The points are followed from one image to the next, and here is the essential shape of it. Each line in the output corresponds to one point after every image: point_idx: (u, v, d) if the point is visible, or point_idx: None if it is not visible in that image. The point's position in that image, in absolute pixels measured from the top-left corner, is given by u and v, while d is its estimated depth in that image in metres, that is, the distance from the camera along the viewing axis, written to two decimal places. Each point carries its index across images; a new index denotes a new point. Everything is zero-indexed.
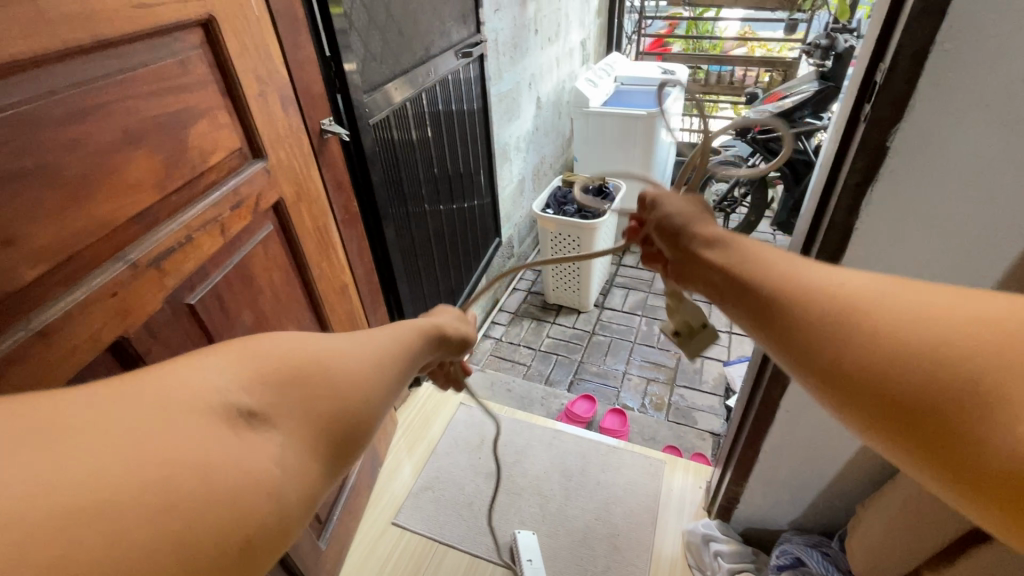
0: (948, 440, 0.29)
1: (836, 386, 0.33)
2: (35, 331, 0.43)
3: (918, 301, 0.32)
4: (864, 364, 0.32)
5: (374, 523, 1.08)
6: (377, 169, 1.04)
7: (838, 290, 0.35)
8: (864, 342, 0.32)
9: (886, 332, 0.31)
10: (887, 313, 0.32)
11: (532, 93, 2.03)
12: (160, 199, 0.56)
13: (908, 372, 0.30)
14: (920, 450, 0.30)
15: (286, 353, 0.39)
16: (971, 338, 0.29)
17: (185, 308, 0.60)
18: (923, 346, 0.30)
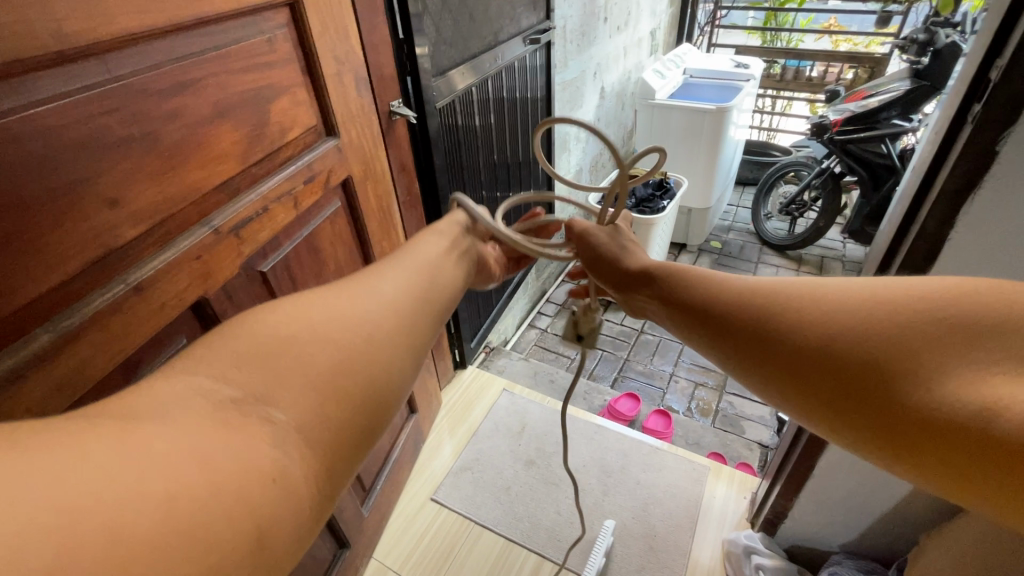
0: (883, 411, 0.36)
1: (779, 376, 0.41)
2: (131, 286, 0.47)
3: (836, 301, 0.40)
4: (805, 357, 0.40)
5: (413, 497, 1.12)
6: (440, 153, 1.05)
7: (763, 293, 0.44)
8: (801, 337, 0.40)
9: (811, 325, 0.40)
10: (812, 310, 0.41)
11: (597, 83, 1.99)
12: (243, 170, 0.59)
13: (844, 359, 0.38)
14: (859, 424, 0.38)
15: (290, 346, 0.37)
16: (879, 324, 0.38)
17: (258, 274, 0.63)
18: (848, 336, 0.38)
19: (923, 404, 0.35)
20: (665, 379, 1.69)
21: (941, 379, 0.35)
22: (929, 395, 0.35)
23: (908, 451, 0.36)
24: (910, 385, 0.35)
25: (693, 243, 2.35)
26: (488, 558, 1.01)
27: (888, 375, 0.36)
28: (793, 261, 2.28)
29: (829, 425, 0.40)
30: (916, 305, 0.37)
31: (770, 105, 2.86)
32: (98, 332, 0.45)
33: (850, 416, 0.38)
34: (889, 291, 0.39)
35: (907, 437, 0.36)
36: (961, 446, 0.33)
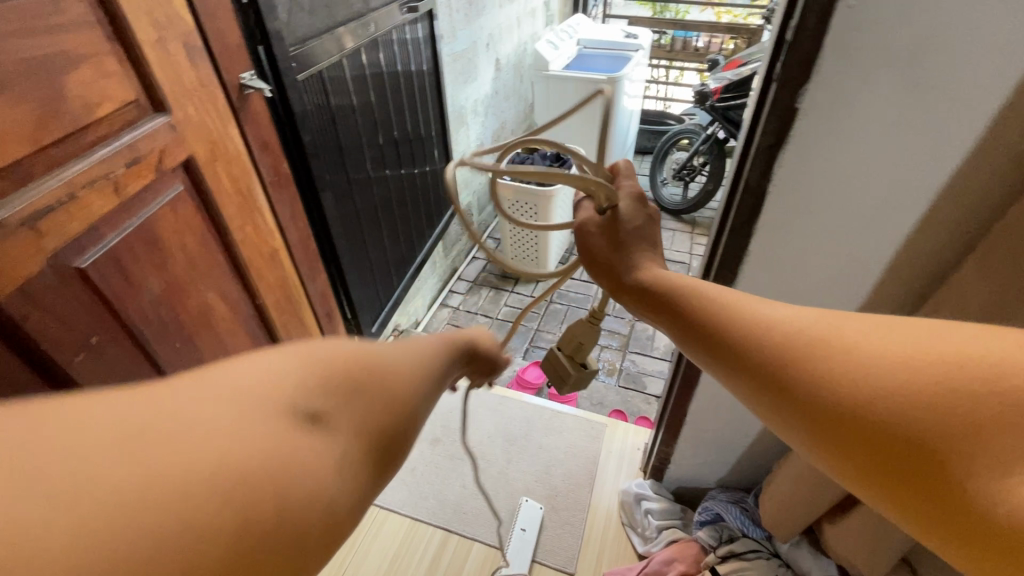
0: (906, 480, 0.31)
1: (800, 421, 0.37)
2: None
3: (872, 343, 0.34)
4: (821, 406, 0.35)
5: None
6: (310, 129, 0.99)
7: (792, 329, 0.38)
8: (821, 381, 0.35)
9: (836, 374, 0.34)
10: (841, 354, 0.35)
11: (490, 55, 1.96)
12: (34, 153, 0.51)
13: (862, 414, 0.33)
14: (881, 488, 0.33)
15: (359, 352, 0.34)
16: (910, 381, 0.31)
17: (74, 271, 0.56)
18: (874, 387, 0.33)
19: (951, 481, 0.29)
20: None
21: (982, 464, 0.28)
22: (962, 476, 0.29)
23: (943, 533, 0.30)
24: (942, 462, 0.29)
25: None
26: (394, 541, 1.00)
27: (913, 442, 0.30)
28: (688, 225, 2.43)
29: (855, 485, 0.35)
30: (977, 367, 0.30)
31: (663, 75, 2.97)
32: None
33: (875, 479, 0.33)
34: (949, 345, 0.32)
35: (932, 513, 0.30)
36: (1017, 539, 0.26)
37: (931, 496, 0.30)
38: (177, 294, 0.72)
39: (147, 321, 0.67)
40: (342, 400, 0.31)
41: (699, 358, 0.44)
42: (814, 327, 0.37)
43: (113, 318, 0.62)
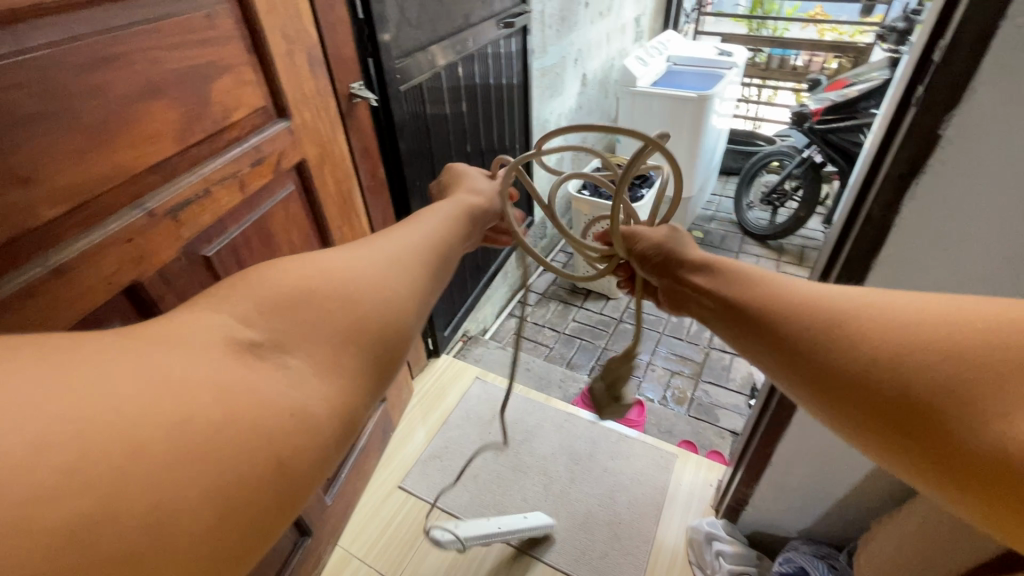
0: (914, 434, 0.32)
1: (825, 395, 0.37)
2: (51, 269, 0.46)
3: (875, 302, 0.37)
4: (838, 369, 0.36)
5: (381, 484, 1.12)
6: (406, 138, 1.03)
7: (804, 299, 0.40)
8: (832, 346, 0.36)
9: (856, 337, 0.35)
10: (852, 318, 0.37)
11: (578, 70, 1.96)
12: (181, 151, 0.57)
13: (878, 376, 0.34)
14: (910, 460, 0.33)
15: (299, 278, 0.36)
16: (913, 342, 0.33)
17: (201, 258, 0.62)
18: (885, 342, 0.34)
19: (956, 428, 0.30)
20: (642, 368, 1.69)
21: (973, 410, 0.30)
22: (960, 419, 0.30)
23: (948, 484, 0.31)
24: (944, 408, 0.31)
25: None
26: (452, 547, 1.01)
27: (920, 397, 0.32)
28: (774, 251, 2.29)
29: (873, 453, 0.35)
30: (961, 327, 0.32)
31: (755, 94, 2.85)
32: (15, 317, 0.43)
33: (887, 438, 0.33)
34: (936, 308, 0.35)
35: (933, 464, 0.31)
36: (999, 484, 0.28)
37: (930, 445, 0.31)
38: None
39: None
40: (284, 316, 0.35)
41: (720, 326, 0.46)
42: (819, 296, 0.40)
43: None
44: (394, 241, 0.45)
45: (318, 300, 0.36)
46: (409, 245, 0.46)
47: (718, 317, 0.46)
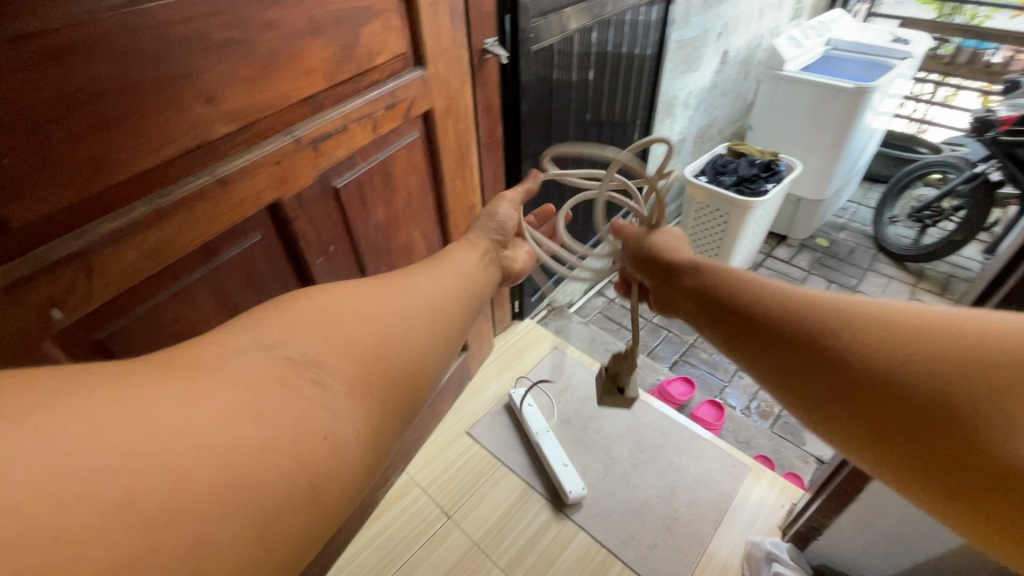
0: (934, 441, 0.33)
1: (839, 403, 0.38)
2: (217, 178, 0.53)
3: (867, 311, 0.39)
4: (849, 379, 0.37)
5: (451, 428, 1.19)
6: (528, 100, 1.04)
7: (823, 305, 0.41)
8: (854, 360, 0.37)
9: (874, 345, 0.37)
10: (870, 333, 0.38)
11: (721, 46, 1.82)
12: (328, 88, 0.62)
13: (890, 386, 0.35)
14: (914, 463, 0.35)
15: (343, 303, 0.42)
16: (936, 356, 0.34)
17: (331, 189, 0.68)
18: (904, 354, 0.36)
19: (968, 440, 0.32)
20: (729, 372, 1.60)
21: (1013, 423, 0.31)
22: (967, 431, 0.32)
23: (942, 487, 0.34)
24: (978, 423, 0.32)
25: (794, 237, 2.16)
26: (506, 498, 1.06)
27: (945, 409, 0.33)
28: (912, 275, 2.02)
29: (873, 459, 0.38)
30: (979, 341, 0.34)
31: (928, 92, 2.46)
32: (185, 214, 0.51)
33: (885, 438, 0.36)
34: (959, 323, 0.36)
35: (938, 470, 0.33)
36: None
37: (950, 452, 0.33)
38: (393, 226, 0.84)
39: (367, 242, 0.79)
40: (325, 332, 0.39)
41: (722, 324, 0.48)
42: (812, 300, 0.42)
43: (347, 234, 0.74)
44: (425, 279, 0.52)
45: (349, 333, 0.40)
46: (429, 287, 0.50)
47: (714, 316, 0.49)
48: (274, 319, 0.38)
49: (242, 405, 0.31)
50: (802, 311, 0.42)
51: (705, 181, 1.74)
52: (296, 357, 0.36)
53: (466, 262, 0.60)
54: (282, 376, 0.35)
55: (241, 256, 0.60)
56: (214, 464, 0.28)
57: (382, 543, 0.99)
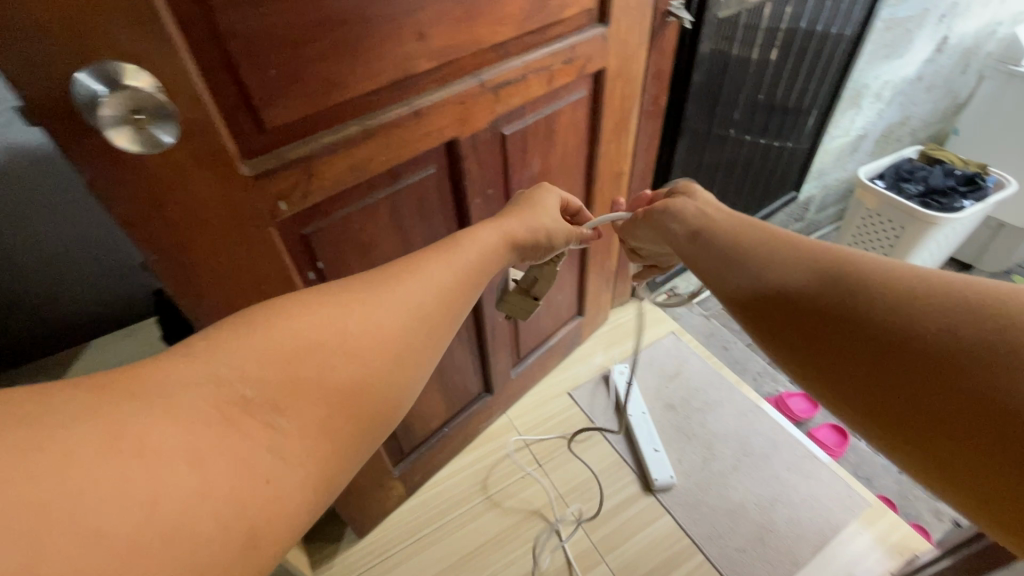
0: (958, 418, 0.33)
1: (864, 370, 0.38)
2: (413, 110, 0.59)
3: (896, 283, 0.39)
4: (868, 333, 0.38)
5: (554, 385, 1.24)
6: (700, 70, 0.98)
7: (858, 268, 0.41)
8: (887, 327, 0.37)
9: (908, 314, 0.37)
10: (905, 300, 0.38)
11: (942, 30, 1.54)
12: (516, 37, 0.65)
13: (907, 345, 0.36)
14: (929, 439, 0.34)
15: (309, 330, 0.39)
16: (975, 331, 0.34)
17: (499, 135, 0.72)
18: (917, 321, 0.36)
19: (993, 419, 0.31)
20: None
21: None
22: (948, 400, 0.34)
23: (955, 467, 0.33)
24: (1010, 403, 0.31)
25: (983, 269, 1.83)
26: (595, 463, 1.09)
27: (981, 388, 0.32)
28: None
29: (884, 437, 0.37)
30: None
31: None
32: (384, 139, 0.58)
33: (905, 415, 0.36)
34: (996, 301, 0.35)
35: (914, 433, 0.35)
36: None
37: (976, 431, 0.32)
38: None
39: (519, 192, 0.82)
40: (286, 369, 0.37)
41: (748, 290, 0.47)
42: (837, 270, 0.42)
43: (503, 181, 0.78)
44: (439, 265, 0.51)
45: (323, 355, 0.39)
46: (425, 279, 0.49)
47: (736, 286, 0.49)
48: (229, 342, 0.37)
49: (186, 447, 0.30)
50: (836, 275, 0.42)
51: (882, 186, 1.53)
52: (256, 393, 0.35)
53: (557, 208, 0.71)
54: (239, 413, 0.33)
55: (417, 185, 0.67)
56: (194, 485, 0.29)
57: (477, 473, 1.08)
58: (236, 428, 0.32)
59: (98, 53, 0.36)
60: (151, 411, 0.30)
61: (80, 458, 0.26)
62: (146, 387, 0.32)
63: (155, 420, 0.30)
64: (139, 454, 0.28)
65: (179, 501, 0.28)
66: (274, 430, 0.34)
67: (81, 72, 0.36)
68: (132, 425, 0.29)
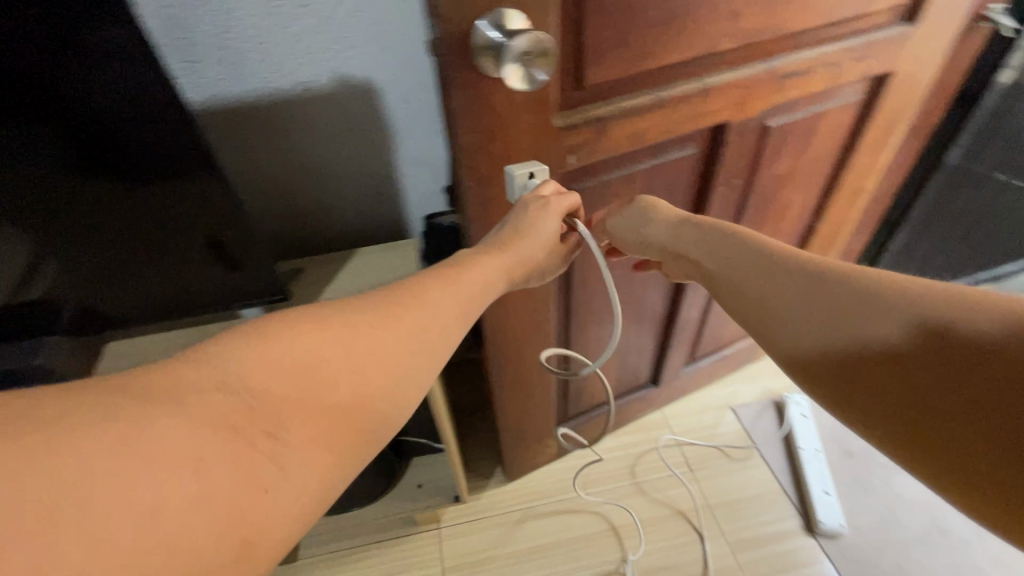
0: (957, 415, 0.32)
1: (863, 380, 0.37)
2: (702, 87, 0.60)
3: (868, 288, 0.38)
4: (860, 347, 0.37)
5: (716, 395, 1.20)
6: (998, 89, 0.85)
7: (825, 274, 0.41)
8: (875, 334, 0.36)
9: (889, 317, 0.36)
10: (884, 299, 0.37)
11: None
12: (817, 28, 0.63)
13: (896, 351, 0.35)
14: (928, 438, 0.34)
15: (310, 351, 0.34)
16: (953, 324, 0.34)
17: (762, 127, 0.70)
18: (918, 315, 0.35)
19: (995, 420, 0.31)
20: None
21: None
22: (948, 406, 0.33)
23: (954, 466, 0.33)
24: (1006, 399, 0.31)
25: None
26: (752, 485, 1.04)
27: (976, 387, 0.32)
28: None
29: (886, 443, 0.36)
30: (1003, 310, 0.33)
31: None
32: (667, 111, 0.60)
33: (912, 420, 0.35)
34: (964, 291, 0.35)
35: (909, 440, 0.35)
36: None
37: (977, 427, 0.32)
38: (784, 185, 0.82)
39: (757, 190, 0.79)
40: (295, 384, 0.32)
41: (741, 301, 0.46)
42: (820, 283, 0.41)
43: (748, 175, 0.76)
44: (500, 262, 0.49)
45: (324, 374, 0.33)
46: (479, 276, 0.48)
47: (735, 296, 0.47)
48: (238, 344, 0.33)
49: (184, 454, 0.27)
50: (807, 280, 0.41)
51: None
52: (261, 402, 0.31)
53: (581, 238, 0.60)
54: (253, 422, 0.30)
55: (673, 163, 0.68)
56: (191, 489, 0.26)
57: (624, 458, 1.09)
58: (238, 442, 0.29)
59: (499, 3, 0.43)
60: (160, 421, 0.27)
61: (66, 463, 0.24)
62: (158, 389, 0.29)
63: (167, 422, 0.27)
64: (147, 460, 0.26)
65: (176, 516, 0.25)
66: (276, 439, 0.30)
67: (481, 21, 0.43)
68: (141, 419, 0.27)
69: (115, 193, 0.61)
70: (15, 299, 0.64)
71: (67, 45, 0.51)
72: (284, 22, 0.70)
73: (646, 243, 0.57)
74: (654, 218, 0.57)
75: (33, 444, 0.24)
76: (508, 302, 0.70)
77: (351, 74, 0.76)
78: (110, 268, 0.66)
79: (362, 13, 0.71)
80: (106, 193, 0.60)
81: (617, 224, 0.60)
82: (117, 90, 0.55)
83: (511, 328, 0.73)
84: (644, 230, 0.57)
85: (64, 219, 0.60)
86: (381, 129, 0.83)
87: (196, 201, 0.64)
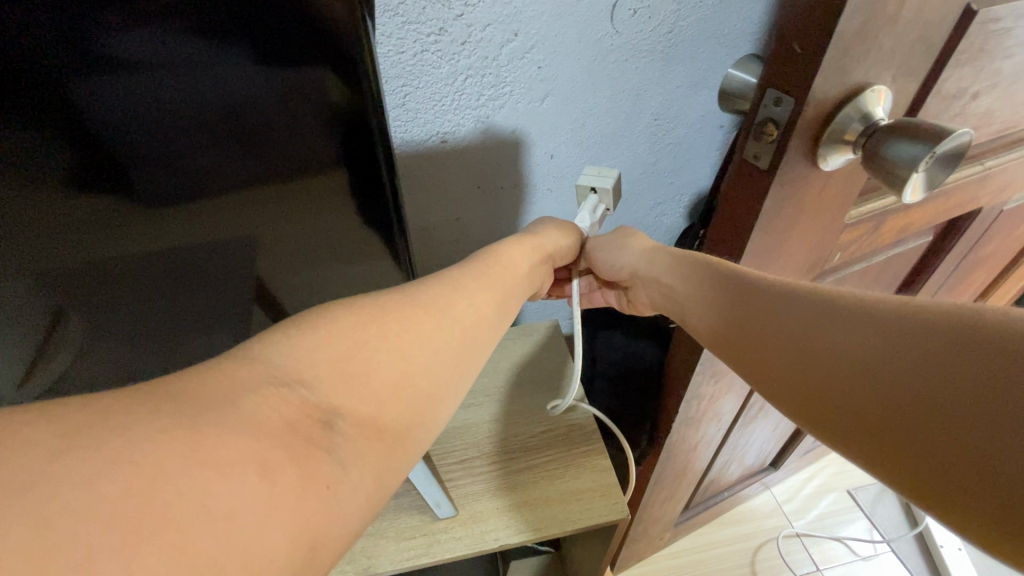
0: (896, 433, 0.29)
1: (838, 422, 0.32)
2: (973, 177, 0.49)
3: (794, 301, 0.36)
4: (826, 385, 0.32)
5: (801, 477, 1.18)
6: None
7: (737, 277, 0.41)
8: (824, 358, 0.33)
9: (806, 327, 0.35)
10: (796, 314, 0.36)
11: None
12: None
13: (871, 397, 0.30)
14: (874, 446, 0.30)
15: (351, 332, 0.32)
16: (848, 312, 0.33)
17: (994, 213, 0.59)
18: (878, 327, 0.31)
19: (929, 434, 0.27)
20: None
21: (982, 414, 0.26)
22: (882, 422, 0.29)
23: (897, 473, 0.29)
24: (934, 408, 0.27)
25: None
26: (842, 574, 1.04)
27: (896, 396, 0.29)
28: None
29: (837, 442, 0.32)
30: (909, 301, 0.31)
31: None
32: (933, 206, 0.49)
33: (881, 443, 0.29)
34: (855, 293, 0.34)
35: (865, 442, 0.30)
36: (954, 460, 0.26)
37: (913, 439, 0.28)
38: (978, 270, 0.71)
39: (956, 278, 0.68)
40: (346, 365, 0.31)
41: (733, 359, 0.40)
42: (752, 294, 0.39)
43: (959, 262, 0.65)
44: (504, 304, 0.42)
45: (370, 350, 0.32)
46: (513, 276, 0.45)
47: (734, 348, 0.40)
48: (282, 333, 0.31)
49: (251, 455, 0.24)
50: (733, 293, 0.40)
51: None
52: (313, 395, 0.29)
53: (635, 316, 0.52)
54: (304, 417, 0.28)
55: (900, 257, 0.57)
56: (263, 489, 0.24)
57: (742, 552, 1.07)
58: (301, 438, 0.27)
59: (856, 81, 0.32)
60: (220, 422, 0.25)
61: (129, 498, 0.21)
62: (215, 392, 0.26)
63: (215, 425, 0.24)
64: (214, 459, 0.23)
65: (257, 508, 0.23)
66: (335, 429, 0.28)
67: (846, 108, 0.33)
68: (206, 425, 0.24)
69: (210, 225, 0.40)
70: (31, 383, 0.42)
71: (134, 50, 0.32)
72: (437, 62, 0.56)
73: (619, 269, 0.52)
74: (629, 245, 0.52)
75: (168, 429, 0.23)
76: (700, 408, 0.59)
77: (501, 121, 0.63)
78: (167, 331, 0.45)
79: (530, 53, 0.58)
80: (193, 225, 0.40)
81: (599, 253, 0.54)
82: (224, 82, 0.35)
83: (685, 435, 0.62)
84: (617, 257, 0.52)
85: (127, 260, 0.40)
86: (518, 185, 0.71)
87: (316, 232, 0.45)
